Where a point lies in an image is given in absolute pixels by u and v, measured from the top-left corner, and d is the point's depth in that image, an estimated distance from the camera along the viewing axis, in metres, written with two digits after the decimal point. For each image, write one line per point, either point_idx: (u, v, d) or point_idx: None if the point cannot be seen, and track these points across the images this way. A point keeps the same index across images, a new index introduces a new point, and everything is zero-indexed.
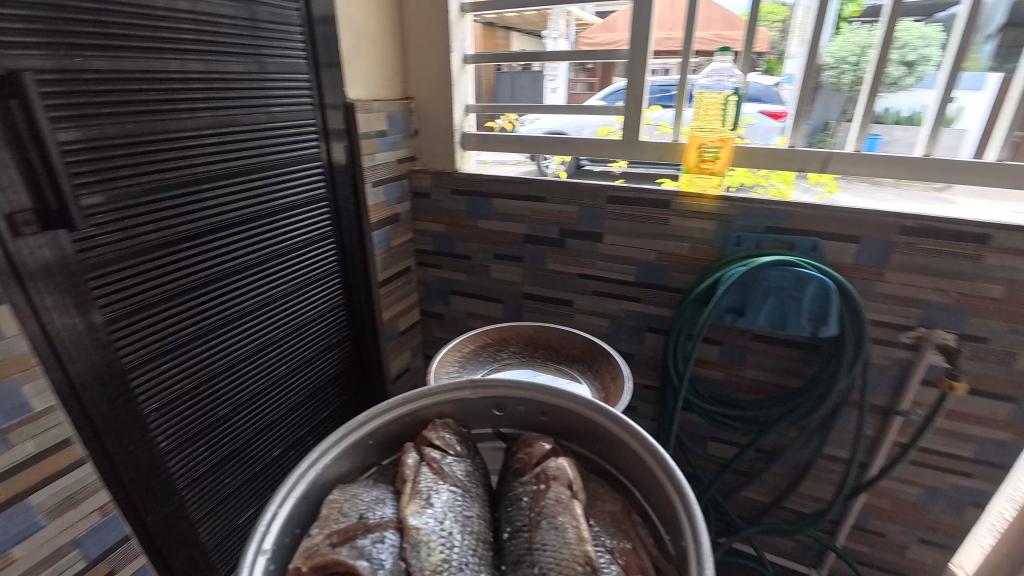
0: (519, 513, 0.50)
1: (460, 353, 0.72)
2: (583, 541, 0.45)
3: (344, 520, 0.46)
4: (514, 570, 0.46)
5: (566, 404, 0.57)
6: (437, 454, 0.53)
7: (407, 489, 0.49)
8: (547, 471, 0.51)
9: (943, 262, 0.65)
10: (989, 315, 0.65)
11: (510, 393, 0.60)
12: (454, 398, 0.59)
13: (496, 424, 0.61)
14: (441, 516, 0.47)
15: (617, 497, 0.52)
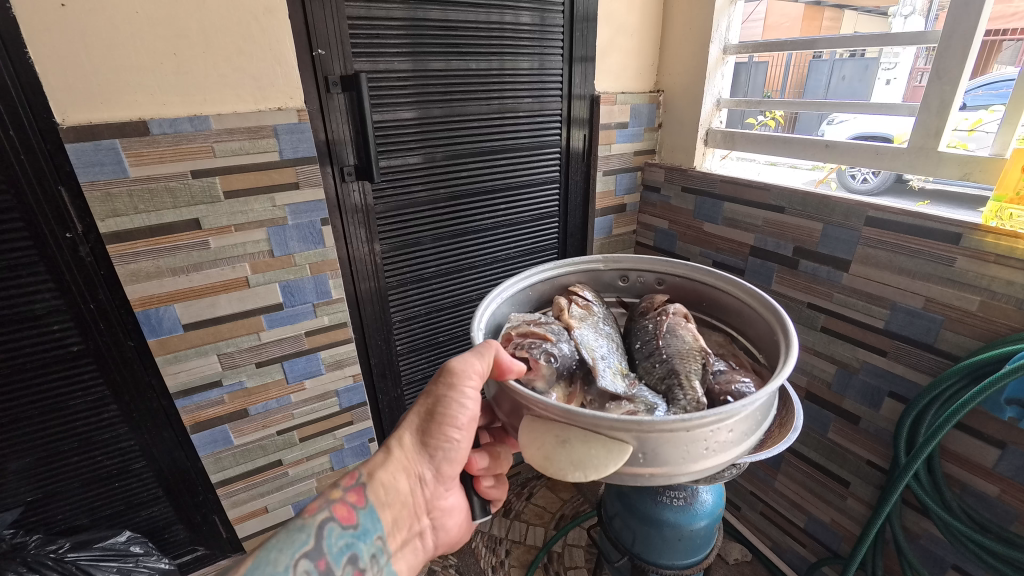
0: (649, 330, 0.92)
1: (577, 291, 0.99)
2: (695, 342, 0.87)
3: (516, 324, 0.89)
4: (642, 357, 0.90)
5: (696, 277, 0.99)
6: (582, 305, 0.96)
7: (563, 310, 0.93)
8: (666, 309, 0.94)
9: (1008, 274, 0.89)
10: (1011, 316, 0.90)
11: (637, 274, 1.07)
12: (591, 270, 1.07)
13: (618, 293, 1.09)
14: (597, 334, 0.91)
15: (716, 335, 0.96)
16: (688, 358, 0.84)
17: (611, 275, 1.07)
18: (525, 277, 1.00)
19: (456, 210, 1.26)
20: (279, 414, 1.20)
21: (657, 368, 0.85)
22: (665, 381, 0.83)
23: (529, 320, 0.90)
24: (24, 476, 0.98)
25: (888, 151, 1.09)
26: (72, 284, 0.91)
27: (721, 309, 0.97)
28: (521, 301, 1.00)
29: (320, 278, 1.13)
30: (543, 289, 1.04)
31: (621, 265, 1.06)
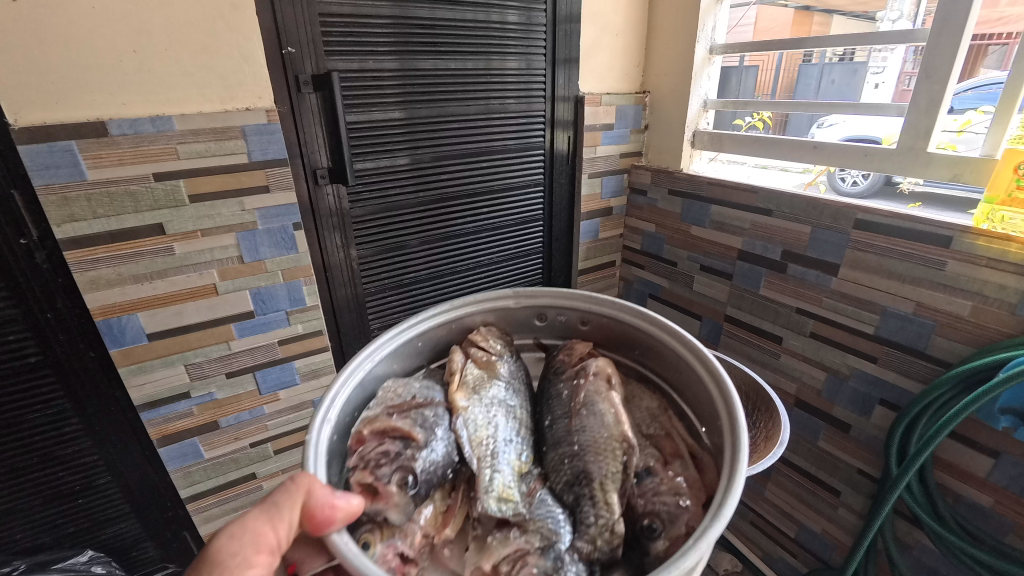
0: (564, 401, 0.85)
1: (477, 339, 0.94)
2: (617, 425, 0.78)
3: (400, 395, 0.81)
4: (548, 444, 0.82)
5: (624, 317, 0.92)
6: (482, 356, 0.91)
7: (457, 383, 0.86)
8: (587, 371, 0.86)
9: (999, 278, 0.86)
10: (1003, 322, 0.87)
11: (554, 313, 1.00)
12: (503, 308, 0.99)
13: (536, 334, 1.02)
14: (496, 418, 0.82)
15: (651, 395, 0.89)
16: (606, 451, 0.75)
17: (526, 314, 1.01)
18: (405, 329, 0.89)
19: (438, 215, 1.23)
20: (252, 426, 1.16)
21: (565, 465, 0.77)
22: (571, 483, 0.75)
23: (398, 399, 0.80)
24: None
25: (877, 152, 1.06)
26: (27, 292, 0.86)
27: (659, 361, 0.89)
28: (409, 353, 0.91)
29: (293, 285, 1.09)
30: (436, 334, 0.94)
31: (537, 303, 0.99)
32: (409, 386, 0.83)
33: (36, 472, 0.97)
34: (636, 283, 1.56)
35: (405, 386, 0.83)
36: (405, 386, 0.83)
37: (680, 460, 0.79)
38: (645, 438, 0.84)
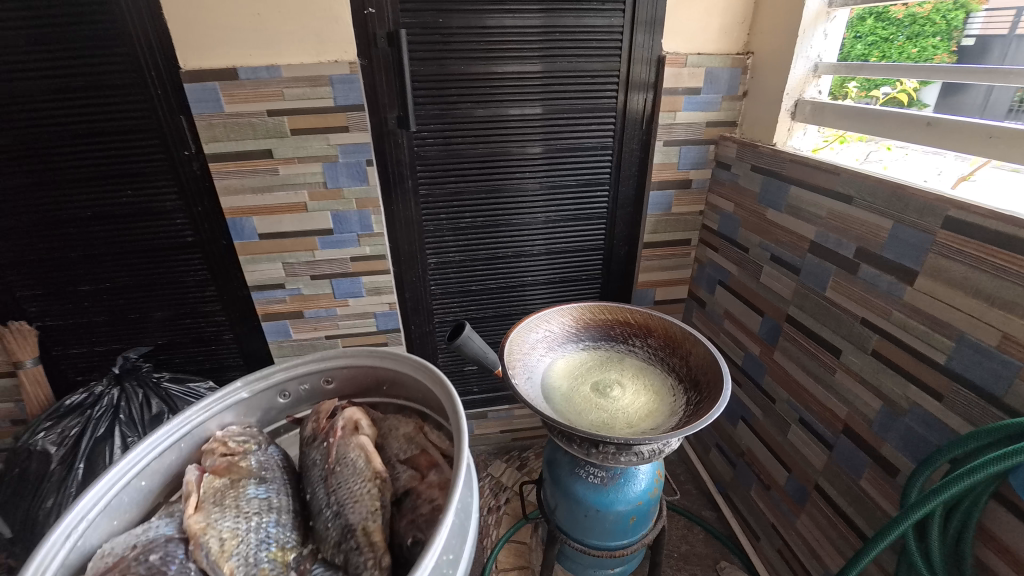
0: (321, 464, 0.94)
1: (217, 446, 0.93)
2: (369, 467, 0.90)
3: (115, 553, 0.77)
4: (317, 513, 0.90)
5: (361, 360, 1.08)
6: (221, 463, 0.91)
7: (197, 502, 0.84)
8: (336, 429, 0.96)
9: None
10: None
11: (294, 384, 1.08)
12: (241, 401, 1.02)
13: (286, 412, 1.10)
14: (264, 493, 0.90)
15: (405, 422, 1.03)
16: (359, 500, 0.86)
17: (266, 397, 1.06)
18: (127, 465, 0.86)
19: (496, 168, 1.32)
20: (328, 323, 1.45)
21: (329, 531, 0.86)
22: (339, 543, 0.84)
23: (116, 559, 0.76)
24: (159, 324, 1.38)
25: (1004, 132, 0.80)
26: (186, 191, 1.23)
27: (401, 387, 1.08)
28: (136, 497, 0.88)
29: (363, 213, 1.31)
30: (172, 467, 0.94)
31: (270, 380, 1.05)
32: (129, 536, 0.80)
33: (190, 319, 1.39)
34: (708, 267, 1.45)
35: (128, 537, 0.79)
36: (126, 538, 0.79)
37: (434, 468, 0.94)
38: (406, 461, 0.96)
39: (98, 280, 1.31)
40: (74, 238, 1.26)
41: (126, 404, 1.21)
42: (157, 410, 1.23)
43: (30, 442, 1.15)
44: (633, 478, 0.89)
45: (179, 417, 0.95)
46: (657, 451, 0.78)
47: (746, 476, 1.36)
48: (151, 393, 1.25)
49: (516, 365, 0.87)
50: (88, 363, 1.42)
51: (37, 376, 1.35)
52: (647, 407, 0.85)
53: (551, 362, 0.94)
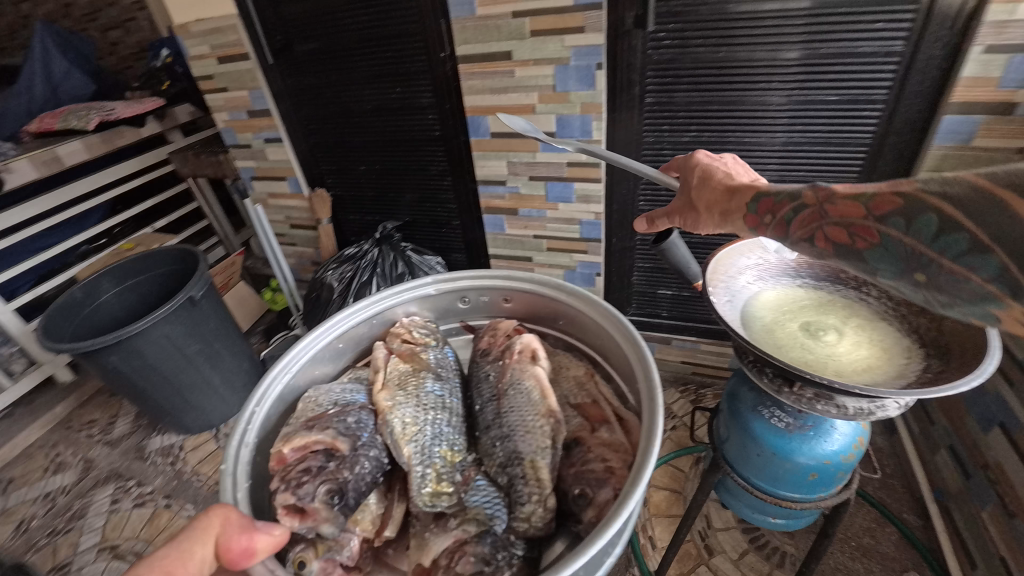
0: (493, 383, 0.99)
1: (401, 332, 1.09)
2: (543, 401, 0.90)
3: (315, 408, 0.93)
4: (482, 426, 0.96)
5: (542, 291, 1.09)
6: (405, 350, 1.06)
7: (383, 382, 0.99)
8: (512, 352, 1.00)
9: None
10: None
11: (476, 294, 1.17)
12: (424, 296, 1.15)
13: (461, 316, 1.21)
14: (435, 390, 0.99)
15: (575, 364, 1.02)
16: (531, 431, 0.87)
17: (448, 299, 1.17)
18: (330, 326, 1.06)
19: (738, 77, 1.18)
20: (537, 223, 1.57)
21: (496, 449, 0.90)
22: (503, 466, 0.87)
23: (316, 409, 0.93)
24: (409, 204, 1.69)
25: None
26: (438, 90, 1.41)
27: (578, 327, 1.07)
28: (334, 354, 1.08)
29: (585, 118, 1.32)
30: (359, 335, 1.11)
31: (457, 286, 1.15)
32: (325, 391, 0.98)
33: (431, 203, 1.66)
34: None
35: (323, 391, 0.97)
36: (322, 391, 0.97)
37: (605, 424, 0.90)
38: (573, 406, 0.95)
39: (372, 162, 1.64)
40: (361, 126, 1.57)
41: (382, 262, 1.54)
42: (401, 271, 1.54)
43: (322, 276, 1.57)
44: (825, 435, 0.82)
45: (373, 298, 1.11)
46: (868, 411, 0.68)
47: (982, 492, 1.10)
48: (399, 257, 1.55)
49: (718, 285, 0.84)
50: (361, 228, 1.83)
51: (328, 231, 1.78)
52: (870, 362, 0.73)
53: (758, 290, 0.87)
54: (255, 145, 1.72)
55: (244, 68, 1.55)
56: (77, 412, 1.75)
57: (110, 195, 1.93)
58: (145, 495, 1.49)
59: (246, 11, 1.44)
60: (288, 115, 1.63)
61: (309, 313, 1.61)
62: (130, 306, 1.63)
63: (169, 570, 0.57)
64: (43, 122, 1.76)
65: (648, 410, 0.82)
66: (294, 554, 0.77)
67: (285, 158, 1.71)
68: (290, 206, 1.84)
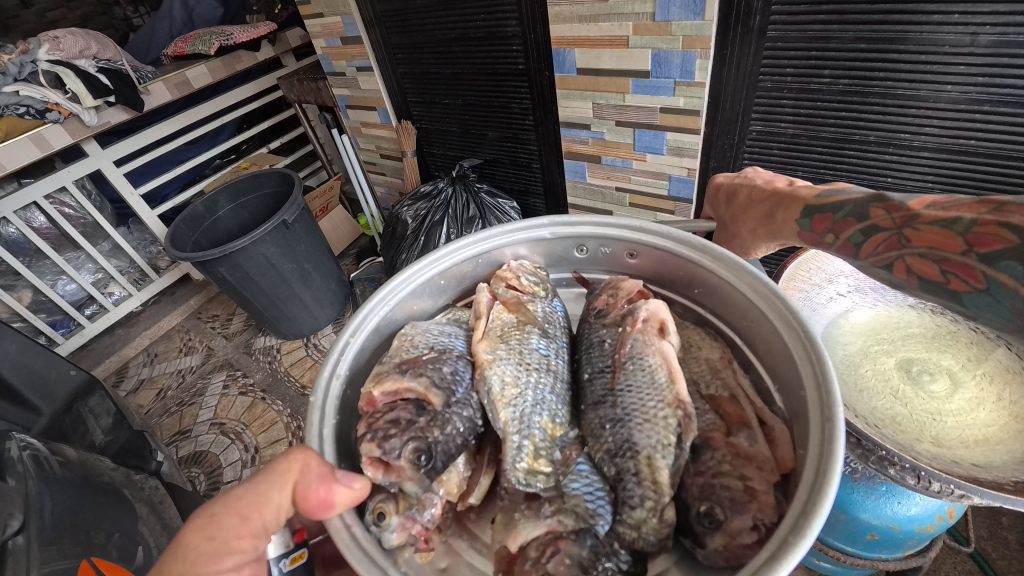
0: (608, 348, 0.70)
1: (505, 275, 0.76)
2: (671, 387, 0.62)
3: (411, 349, 0.67)
4: (587, 401, 0.67)
5: (680, 251, 0.70)
6: (511, 297, 0.74)
7: (483, 330, 0.71)
8: (631, 318, 0.68)
9: None
10: None
11: (596, 244, 0.78)
12: (535, 239, 0.79)
13: (573, 267, 0.83)
14: (538, 346, 0.71)
15: (711, 344, 0.70)
16: (648, 420, 0.60)
17: (563, 246, 0.80)
18: (430, 260, 0.74)
19: (901, 7, 0.88)
20: (621, 174, 1.41)
21: (604, 432, 0.62)
22: (612, 454, 0.60)
23: (412, 351, 0.67)
24: (491, 143, 1.61)
25: None
26: (525, 18, 1.26)
27: (718, 303, 0.69)
28: (433, 290, 0.77)
29: (688, 54, 1.10)
30: (463, 271, 0.78)
31: (576, 232, 0.78)
32: (423, 329, 0.70)
33: (512, 143, 1.56)
34: None
35: (421, 330, 0.70)
36: (419, 329, 0.70)
37: (746, 429, 0.59)
38: (704, 399, 0.65)
39: (457, 96, 1.57)
40: (449, 58, 1.49)
41: (455, 202, 1.53)
42: (472, 214, 1.52)
43: (398, 212, 1.59)
44: (898, 497, 0.68)
45: (476, 235, 0.77)
46: (957, 495, 0.53)
47: None
48: (472, 198, 1.53)
49: (793, 297, 0.71)
50: (445, 163, 1.82)
51: (412, 164, 1.79)
52: (989, 433, 0.57)
53: (848, 309, 0.73)
54: (349, 73, 1.73)
55: None
56: (205, 306, 2.08)
57: (237, 115, 2.11)
58: (248, 385, 1.72)
59: None
60: (378, 45, 1.59)
61: (387, 246, 1.66)
62: (242, 221, 1.82)
63: (245, 513, 0.49)
64: (176, 46, 1.98)
65: (820, 440, 0.49)
66: (372, 503, 0.56)
67: (376, 88, 1.71)
68: (380, 136, 1.87)
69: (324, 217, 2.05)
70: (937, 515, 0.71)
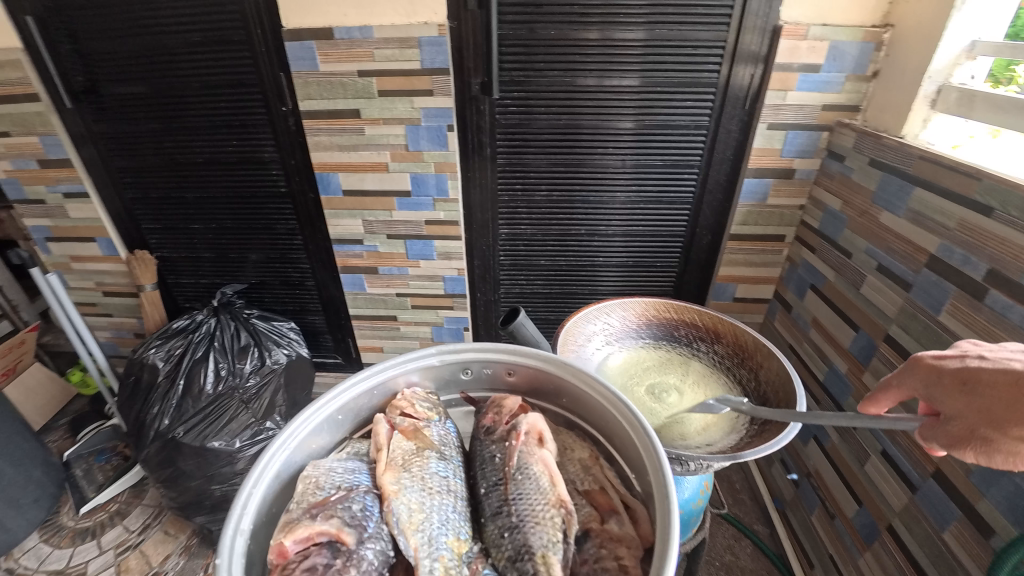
0: (496, 465, 0.72)
1: (401, 403, 0.76)
2: (553, 489, 0.68)
3: (319, 491, 0.65)
4: (486, 515, 0.69)
5: (550, 367, 0.79)
6: (408, 424, 0.74)
7: (385, 461, 0.70)
8: (515, 431, 0.73)
9: None
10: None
11: (480, 365, 0.83)
12: (426, 365, 0.81)
13: (463, 387, 0.85)
14: (437, 472, 0.70)
15: (580, 443, 0.78)
16: (539, 522, 0.64)
17: (451, 370, 0.83)
18: (326, 398, 0.72)
19: (578, 144, 1.27)
20: (400, 281, 1.51)
21: (504, 541, 0.64)
22: (512, 561, 0.62)
23: (319, 493, 0.64)
24: (254, 265, 1.52)
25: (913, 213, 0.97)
26: (283, 145, 1.31)
27: (583, 408, 0.79)
28: (329, 427, 0.73)
29: (441, 176, 1.32)
30: (361, 403, 0.77)
31: (461, 357, 0.82)
32: (327, 468, 0.68)
33: (280, 263, 1.51)
34: (801, 268, 1.31)
35: (324, 470, 0.67)
36: (323, 470, 0.67)
37: (614, 514, 0.68)
38: (579, 495, 0.72)
39: (207, 220, 1.46)
40: (193, 181, 1.40)
41: (221, 332, 1.36)
42: (245, 342, 1.37)
43: (142, 356, 1.32)
44: (675, 486, 0.88)
45: (369, 366, 0.77)
46: (704, 466, 0.72)
47: (809, 497, 1.24)
48: (241, 326, 1.40)
49: (571, 356, 0.88)
50: (196, 293, 1.61)
51: (153, 299, 1.53)
52: (709, 420, 0.84)
53: (607, 357, 0.94)
54: (51, 200, 1.44)
55: (31, 111, 1.31)
56: None
57: None
58: None
59: (32, 44, 1.24)
60: (94, 164, 1.40)
61: (128, 399, 1.34)
62: None
63: None
64: None
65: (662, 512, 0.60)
66: None
67: (94, 216, 1.46)
68: (100, 270, 1.57)
69: (10, 382, 1.55)
70: (702, 490, 0.93)
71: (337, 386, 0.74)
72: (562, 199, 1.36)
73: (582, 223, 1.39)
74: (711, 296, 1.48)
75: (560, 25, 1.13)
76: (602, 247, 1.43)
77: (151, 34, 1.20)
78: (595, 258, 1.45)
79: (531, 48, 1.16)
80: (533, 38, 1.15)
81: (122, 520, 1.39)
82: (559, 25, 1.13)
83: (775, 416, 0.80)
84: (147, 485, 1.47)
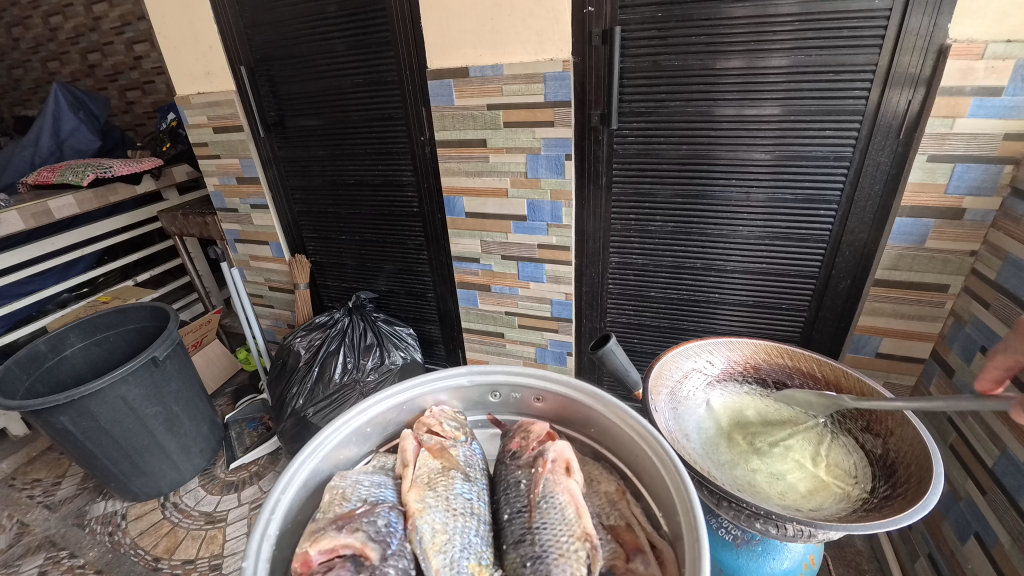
0: (520, 490, 0.76)
1: (428, 421, 0.86)
2: (578, 522, 0.70)
3: (345, 503, 0.73)
4: (508, 542, 0.73)
5: (580, 398, 0.88)
6: (434, 443, 0.82)
7: (411, 479, 0.77)
8: (542, 459, 0.77)
9: None
10: None
11: (509, 389, 0.94)
12: (456, 385, 0.94)
13: (490, 410, 0.96)
14: (462, 495, 0.76)
15: (607, 478, 0.82)
16: (563, 556, 0.66)
17: (479, 392, 0.95)
18: (354, 414, 0.86)
19: (699, 175, 1.24)
20: (510, 300, 1.58)
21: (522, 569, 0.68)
22: None
23: (345, 506, 0.72)
24: (387, 275, 1.71)
25: None
26: (419, 169, 1.47)
27: (611, 440, 0.85)
28: (357, 438, 0.87)
29: (556, 204, 1.37)
30: (387, 418, 0.90)
31: (490, 379, 0.94)
32: (353, 481, 0.77)
33: (407, 275, 1.68)
34: (969, 327, 1.09)
35: (351, 482, 0.77)
36: (349, 482, 0.77)
37: (641, 554, 0.70)
38: (606, 530, 0.75)
39: (354, 233, 1.68)
40: (345, 199, 1.63)
41: (352, 331, 1.54)
42: (369, 341, 1.54)
43: (289, 343, 1.54)
44: (772, 554, 0.84)
45: (395, 383, 0.90)
46: (805, 534, 0.67)
47: None
48: (369, 327, 1.57)
49: (661, 392, 0.85)
50: (339, 294, 1.86)
51: (305, 296, 1.79)
52: (816, 482, 0.77)
53: (705, 399, 0.90)
54: (242, 210, 1.78)
55: (237, 139, 1.65)
56: (23, 471, 1.74)
57: (99, 247, 1.98)
58: (74, 568, 1.38)
59: (242, 87, 1.56)
60: (275, 182, 1.70)
61: (275, 379, 1.57)
62: (94, 362, 1.61)
63: None
64: (40, 175, 1.92)
65: (694, 559, 0.63)
66: None
67: (270, 223, 1.77)
68: (270, 269, 1.88)
69: (197, 352, 1.92)
70: (804, 563, 0.86)
71: (365, 401, 0.88)
72: (680, 230, 1.32)
73: (697, 256, 1.33)
74: (848, 347, 1.30)
75: (685, 57, 1.13)
76: (714, 284, 1.36)
77: (326, 78, 1.45)
78: (709, 296, 1.38)
79: (655, 80, 1.16)
80: (658, 68, 1.15)
81: (258, 480, 1.62)
82: (686, 58, 1.13)
83: (904, 493, 0.69)
84: (281, 454, 1.71)
